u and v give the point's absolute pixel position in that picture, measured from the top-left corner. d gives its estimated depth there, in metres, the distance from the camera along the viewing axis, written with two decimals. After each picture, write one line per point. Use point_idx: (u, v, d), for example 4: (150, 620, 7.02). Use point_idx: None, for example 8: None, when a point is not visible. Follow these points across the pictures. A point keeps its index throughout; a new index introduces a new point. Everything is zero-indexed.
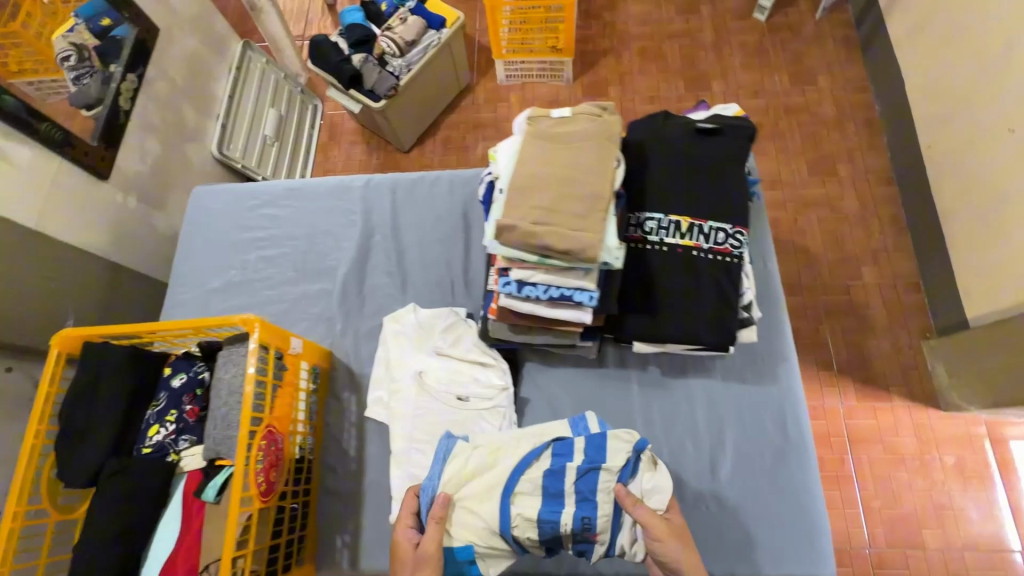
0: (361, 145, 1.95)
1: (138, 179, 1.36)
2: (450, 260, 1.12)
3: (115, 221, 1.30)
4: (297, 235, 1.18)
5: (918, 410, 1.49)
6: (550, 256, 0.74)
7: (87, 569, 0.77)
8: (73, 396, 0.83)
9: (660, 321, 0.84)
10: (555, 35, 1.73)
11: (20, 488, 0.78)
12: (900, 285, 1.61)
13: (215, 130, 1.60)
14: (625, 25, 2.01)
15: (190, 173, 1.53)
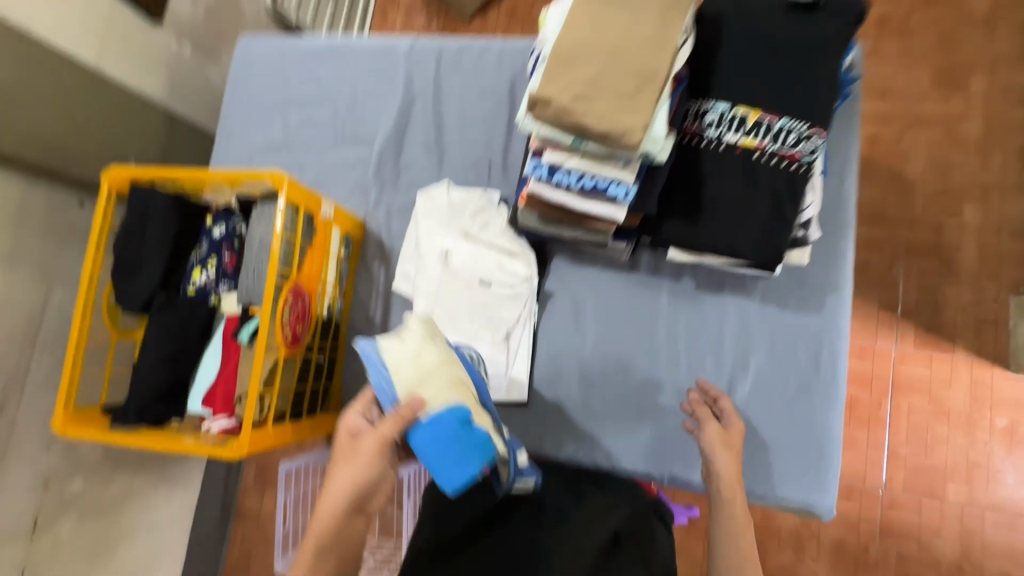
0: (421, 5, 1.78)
1: (191, 25, 1.33)
2: (490, 140, 1.06)
3: (170, 67, 1.30)
4: (339, 98, 1.14)
5: (981, 366, 1.31)
6: (587, 139, 0.66)
7: (141, 383, 0.88)
8: (124, 232, 0.89)
9: (700, 228, 0.77)
10: None
11: (84, 307, 0.86)
12: (1004, 231, 1.35)
13: None
14: None
15: (241, 23, 1.47)
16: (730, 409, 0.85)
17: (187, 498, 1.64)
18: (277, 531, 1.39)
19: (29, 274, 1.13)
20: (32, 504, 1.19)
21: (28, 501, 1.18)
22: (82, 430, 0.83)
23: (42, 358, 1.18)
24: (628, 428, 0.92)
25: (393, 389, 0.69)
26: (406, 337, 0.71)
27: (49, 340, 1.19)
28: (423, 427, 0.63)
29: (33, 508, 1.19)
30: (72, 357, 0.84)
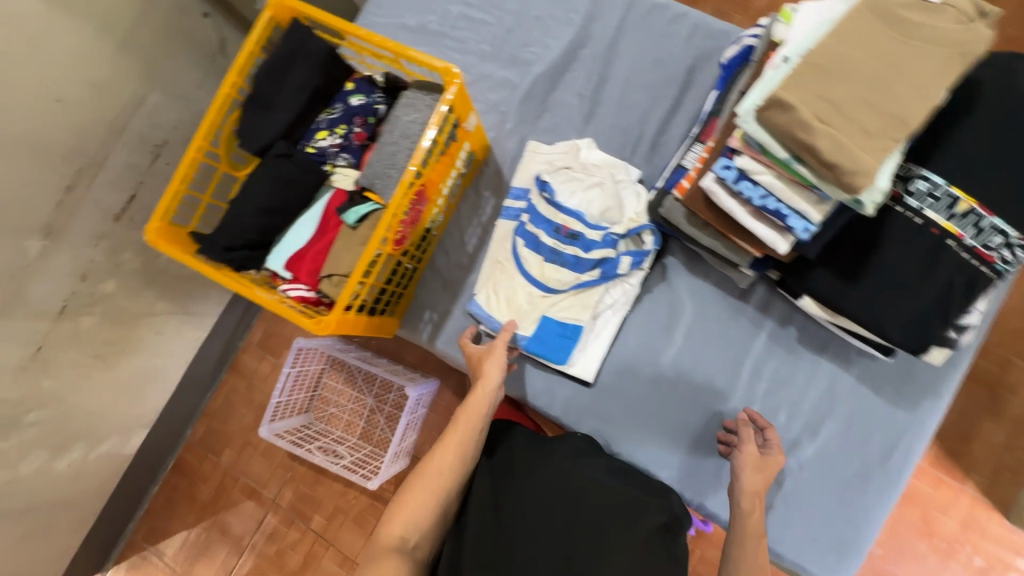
0: None
1: None
2: (648, 114, 0.99)
3: None
4: (508, 9, 1.06)
5: (983, 506, 1.19)
6: (802, 161, 0.62)
7: (236, 223, 0.86)
8: (268, 66, 0.84)
9: (852, 290, 0.73)
10: None
11: (208, 128, 0.82)
12: None
13: None
14: None
15: None
16: (776, 441, 0.84)
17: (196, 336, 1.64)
18: (274, 397, 1.47)
19: (136, 67, 1.11)
20: (66, 289, 1.20)
21: (63, 285, 1.18)
22: (172, 250, 0.80)
23: (121, 153, 1.16)
24: (676, 442, 0.92)
25: (503, 324, 0.93)
26: (496, 286, 0.95)
27: (134, 138, 1.18)
28: (533, 340, 0.92)
29: (65, 294, 1.20)
30: (184, 173, 0.81)
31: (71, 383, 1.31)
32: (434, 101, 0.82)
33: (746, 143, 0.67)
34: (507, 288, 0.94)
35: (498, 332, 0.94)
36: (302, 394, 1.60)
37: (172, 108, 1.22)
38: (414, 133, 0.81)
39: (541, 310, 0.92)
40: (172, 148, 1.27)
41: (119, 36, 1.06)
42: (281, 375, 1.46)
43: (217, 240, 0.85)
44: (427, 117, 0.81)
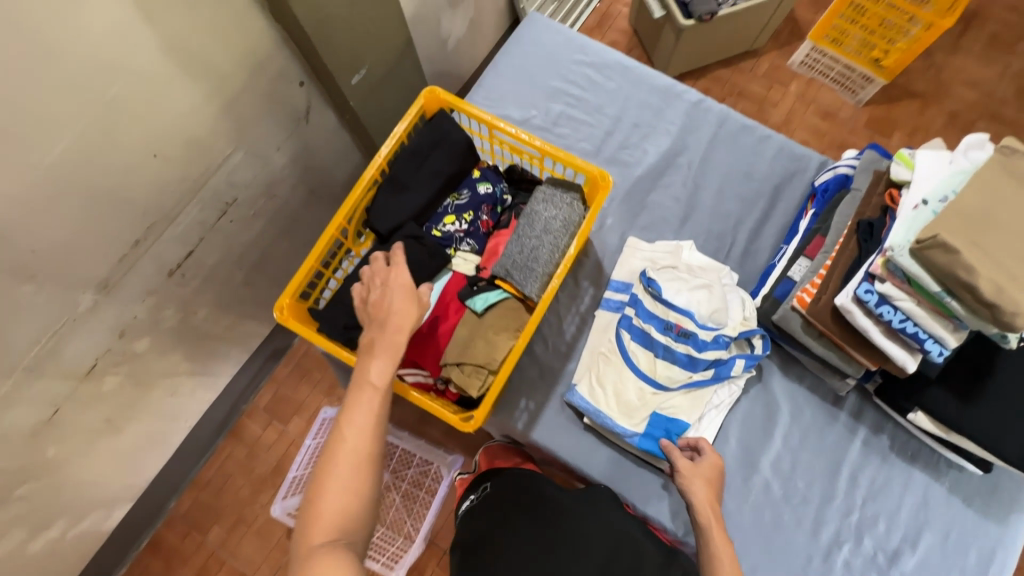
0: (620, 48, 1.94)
1: None
2: (741, 222, 1.07)
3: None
4: (609, 114, 1.13)
5: None
6: (954, 296, 0.68)
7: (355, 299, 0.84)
8: (411, 152, 0.87)
9: (970, 411, 0.78)
10: (886, 50, 1.65)
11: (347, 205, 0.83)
12: None
13: None
14: (950, 80, 1.78)
15: None
16: (707, 448, 0.87)
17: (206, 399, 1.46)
18: (292, 470, 1.37)
19: (230, 126, 1.09)
20: (100, 346, 1.08)
21: (99, 342, 1.06)
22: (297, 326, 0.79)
23: (193, 209, 1.10)
24: (783, 552, 0.90)
25: (615, 420, 0.92)
26: (604, 381, 0.94)
27: (208, 195, 1.12)
28: (645, 437, 0.91)
29: (99, 351, 1.08)
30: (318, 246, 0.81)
31: (77, 450, 1.15)
32: (574, 201, 0.87)
33: (890, 272, 0.73)
34: (616, 382, 0.94)
35: (608, 429, 0.92)
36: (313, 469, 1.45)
37: (250, 167, 1.18)
38: (556, 229, 0.84)
39: (651, 407, 0.92)
40: (239, 206, 1.21)
41: (225, 97, 1.04)
42: (302, 449, 1.39)
43: (339, 319, 0.83)
44: (569, 216, 0.85)
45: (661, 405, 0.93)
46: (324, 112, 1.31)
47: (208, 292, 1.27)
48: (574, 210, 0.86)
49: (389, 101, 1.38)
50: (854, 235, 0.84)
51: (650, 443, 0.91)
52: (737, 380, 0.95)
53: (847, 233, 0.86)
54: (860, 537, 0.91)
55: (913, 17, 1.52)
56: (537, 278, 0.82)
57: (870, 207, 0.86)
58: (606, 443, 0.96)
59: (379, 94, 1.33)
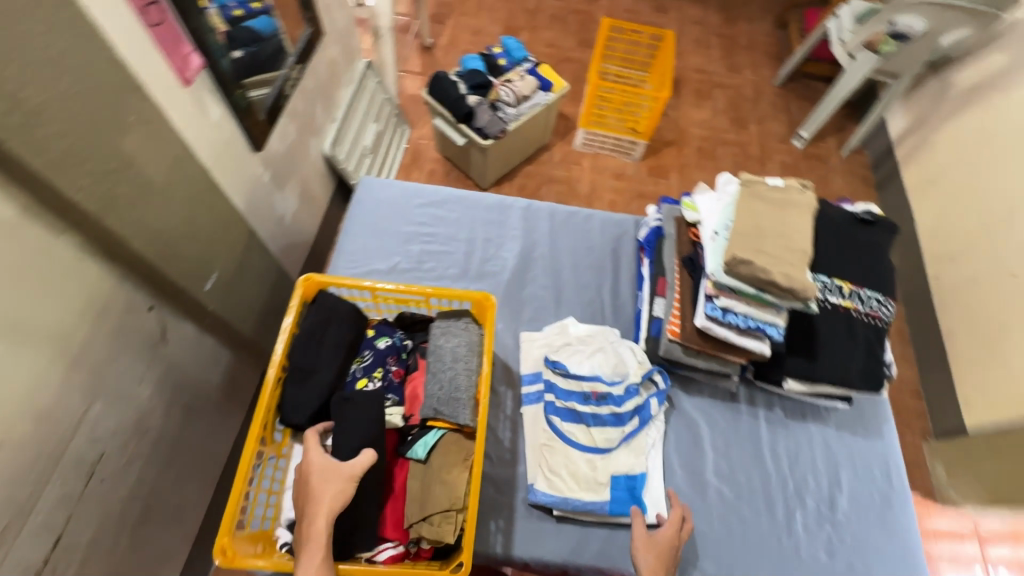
0: (440, 174, 2.20)
1: (274, 158, 1.47)
2: (601, 286, 1.26)
3: (251, 191, 1.39)
4: (461, 238, 1.29)
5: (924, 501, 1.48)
6: (766, 291, 0.91)
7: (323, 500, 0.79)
8: (306, 337, 0.89)
9: (817, 364, 1.00)
10: (635, 121, 2.09)
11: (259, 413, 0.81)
12: (904, 388, 1.74)
13: (332, 130, 1.77)
14: (687, 127, 2.33)
15: (305, 161, 1.65)
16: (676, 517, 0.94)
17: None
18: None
19: (82, 382, 1.00)
20: None
21: None
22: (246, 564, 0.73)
23: (56, 485, 0.96)
24: (760, 545, 1.00)
25: (582, 500, 0.97)
26: (558, 469, 1.00)
27: (71, 463, 1.00)
28: (612, 502, 0.98)
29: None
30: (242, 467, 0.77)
31: None
32: (468, 323, 0.96)
33: (720, 289, 0.95)
34: (567, 464, 1.00)
35: (579, 510, 0.97)
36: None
37: (112, 416, 1.08)
38: (464, 354, 0.92)
39: (605, 471, 1.00)
40: (107, 461, 1.08)
41: (71, 355, 0.96)
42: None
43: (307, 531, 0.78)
44: (469, 337, 0.94)
45: (611, 467, 1.01)
46: (180, 326, 1.24)
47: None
48: (471, 331, 0.95)
49: (248, 290, 1.38)
50: (683, 269, 1.07)
51: (616, 505, 0.97)
52: (658, 417, 1.08)
53: (679, 270, 1.08)
54: (804, 500, 1.06)
55: (640, 94, 2.05)
56: (466, 404, 0.88)
57: (684, 245, 1.11)
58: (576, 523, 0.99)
59: (236, 289, 1.32)
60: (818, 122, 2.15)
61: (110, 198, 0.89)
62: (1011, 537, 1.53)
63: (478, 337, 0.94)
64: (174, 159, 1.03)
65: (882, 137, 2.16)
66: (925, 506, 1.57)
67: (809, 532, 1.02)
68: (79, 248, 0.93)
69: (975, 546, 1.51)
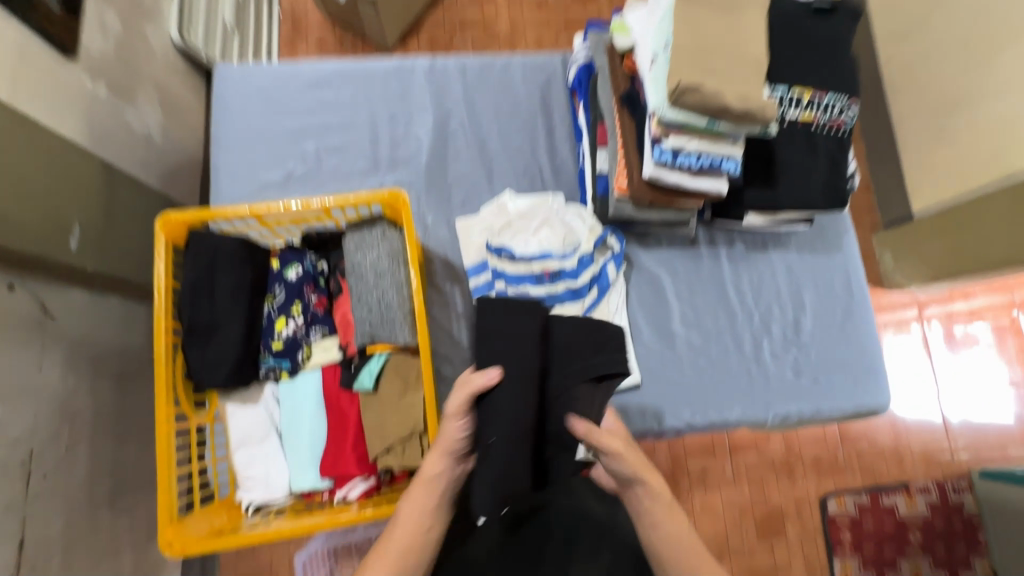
0: (329, 42, 1.81)
1: (104, 63, 1.11)
2: (536, 149, 1.10)
3: (89, 111, 1.07)
4: (361, 123, 1.07)
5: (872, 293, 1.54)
6: (719, 119, 0.77)
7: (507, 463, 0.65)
8: (190, 292, 0.75)
9: (776, 192, 0.91)
10: None
11: (162, 390, 0.72)
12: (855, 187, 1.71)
13: (172, 9, 1.32)
14: None
15: (154, 61, 1.27)
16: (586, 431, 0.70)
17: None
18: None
19: None
20: None
21: None
22: (207, 545, 0.68)
23: None
24: (730, 380, 1.02)
25: None
26: None
27: None
28: None
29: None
30: (162, 452, 0.69)
31: None
32: (385, 228, 0.81)
33: (667, 128, 0.80)
34: None
35: None
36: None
37: (24, 412, 0.91)
38: (387, 268, 0.78)
39: None
40: (42, 456, 0.94)
41: None
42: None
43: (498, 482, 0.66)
44: (391, 245, 0.80)
45: None
46: (66, 296, 1.03)
47: (80, 558, 1.01)
48: (391, 237, 0.80)
49: (134, 236, 1.15)
50: (623, 110, 0.91)
51: None
52: (617, 282, 1.01)
53: (618, 111, 0.92)
54: (769, 327, 1.05)
55: None
56: (403, 324, 0.78)
57: (620, 79, 0.92)
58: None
59: (115, 239, 1.09)
60: None
61: None
62: (946, 297, 1.63)
63: (400, 243, 0.80)
64: None
65: None
66: (873, 293, 1.63)
67: (776, 356, 1.04)
68: None
69: (914, 310, 1.63)
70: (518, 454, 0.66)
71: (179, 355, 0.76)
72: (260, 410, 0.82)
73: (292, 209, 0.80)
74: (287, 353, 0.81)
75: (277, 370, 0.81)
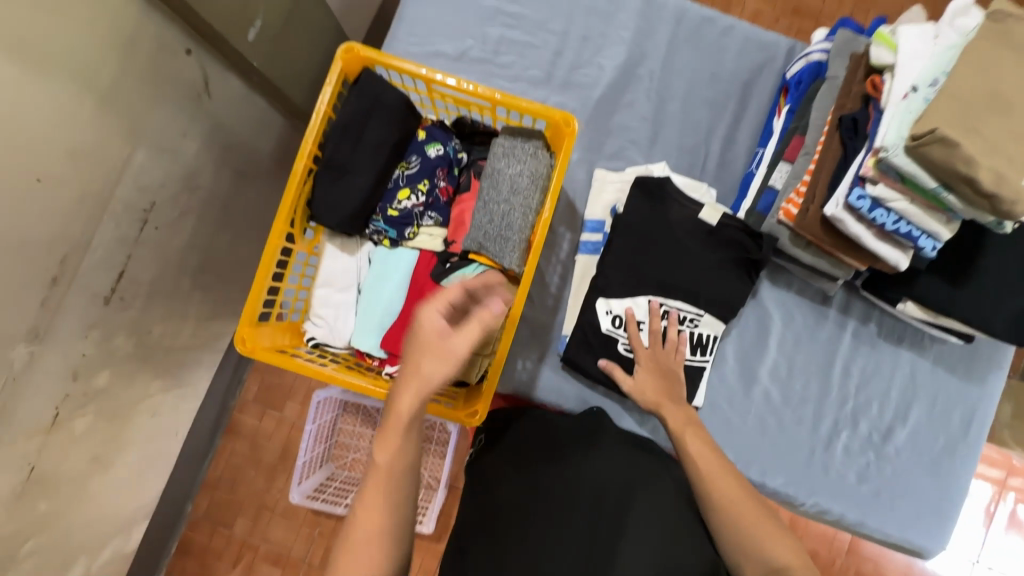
0: None
1: None
2: (713, 131, 0.99)
3: None
4: (554, 29, 1.00)
5: None
6: (951, 191, 0.65)
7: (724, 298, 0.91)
8: (341, 128, 0.75)
9: (957, 295, 0.78)
10: None
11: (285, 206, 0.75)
12: None
13: None
14: None
15: None
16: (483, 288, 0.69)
17: (191, 407, 1.39)
18: (299, 458, 1.30)
19: (120, 124, 0.89)
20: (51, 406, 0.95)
21: (52, 393, 0.94)
22: (270, 356, 0.73)
23: (108, 227, 0.93)
24: (789, 452, 0.95)
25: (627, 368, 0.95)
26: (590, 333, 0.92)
27: (120, 209, 0.94)
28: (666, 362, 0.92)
29: (57, 400, 0.96)
30: (265, 259, 0.73)
31: (70, 496, 1.08)
32: (539, 146, 0.78)
33: (882, 173, 0.69)
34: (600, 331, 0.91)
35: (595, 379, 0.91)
36: (320, 447, 1.39)
37: (158, 166, 0.99)
38: (524, 186, 0.76)
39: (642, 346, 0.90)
40: (160, 210, 1.03)
41: (101, 91, 0.85)
42: (303, 435, 1.31)
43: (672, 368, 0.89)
44: (538, 165, 0.77)
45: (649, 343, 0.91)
46: (226, 80, 1.08)
47: (156, 306, 1.13)
48: (541, 158, 0.78)
49: (300, 51, 1.16)
50: (837, 133, 0.79)
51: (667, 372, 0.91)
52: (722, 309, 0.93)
53: (827, 131, 0.80)
54: (856, 421, 0.96)
55: None
56: (515, 248, 0.76)
57: (852, 97, 0.79)
58: (589, 388, 0.95)
59: (285, 46, 1.11)
60: None
61: None
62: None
63: (547, 168, 0.77)
64: None
65: None
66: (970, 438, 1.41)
67: (848, 452, 0.95)
68: None
69: (1000, 473, 1.37)
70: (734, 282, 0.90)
71: (309, 180, 0.78)
72: (353, 262, 0.85)
73: (463, 89, 0.77)
74: (398, 224, 0.81)
75: (382, 235, 0.82)
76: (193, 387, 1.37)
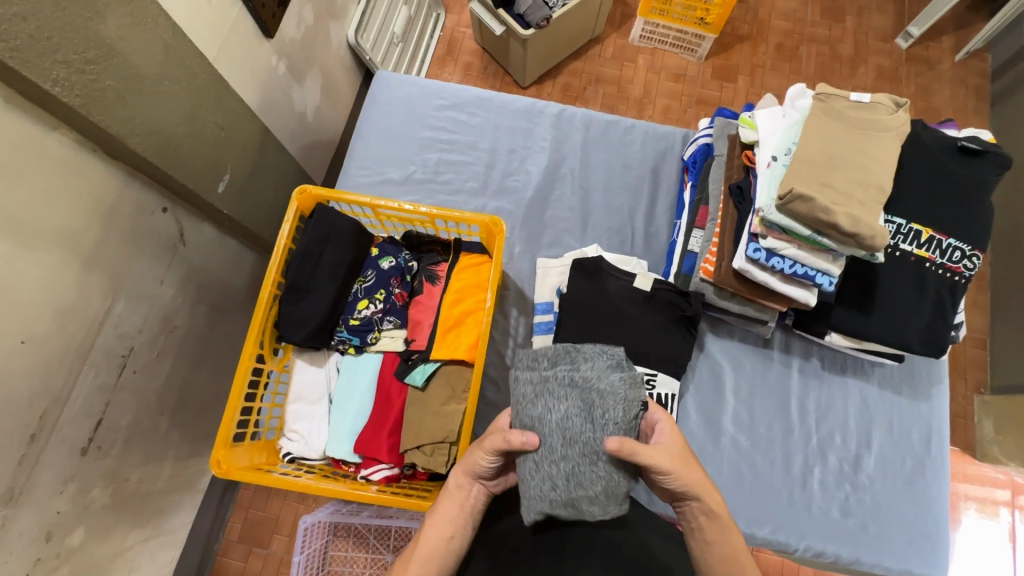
0: (476, 67, 1.85)
1: (291, 47, 1.29)
2: (634, 211, 1.13)
3: (267, 85, 1.24)
4: (483, 147, 1.16)
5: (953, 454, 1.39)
6: (824, 234, 0.77)
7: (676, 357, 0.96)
8: (301, 255, 0.85)
9: (869, 320, 0.87)
10: (708, 9, 1.60)
11: (254, 331, 0.82)
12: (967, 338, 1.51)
13: (355, 15, 1.49)
14: (767, 16, 1.87)
15: (327, 53, 1.44)
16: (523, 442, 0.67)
17: (170, 557, 1.33)
18: None
19: (101, 281, 0.98)
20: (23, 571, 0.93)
21: (26, 556, 0.92)
22: (245, 474, 0.77)
23: (87, 377, 0.98)
24: (769, 497, 0.96)
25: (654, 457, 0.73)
26: None
27: (100, 357, 1.00)
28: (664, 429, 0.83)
29: (28, 565, 0.93)
30: (236, 382, 0.79)
31: None
32: (620, 381, 0.66)
33: (768, 228, 0.81)
34: None
35: None
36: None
37: (137, 313, 1.06)
38: (574, 434, 0.65)
39: None
40: (138, 353, 1.08)
41: (84, 255, 0.94)
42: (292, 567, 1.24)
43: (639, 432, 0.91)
44: (615, 404, 0.65)
45: None
46: (198, 228, 1.20)
47: (134, 451, 1.14)
48: (624, 394, 0.66)
49: (267, 194, 1.31)
50: (730, 199, 0.92)
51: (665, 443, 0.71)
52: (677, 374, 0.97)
53: (724, 198, 0.94)
54: (825, 455, 0.99)
55: None
56: (596, 505, 0.65)
57: (735, 169, 0.94)
58: None
59: (253, 192, 1.25)
60: (934, 16, 1.69)
61: (95, 93, 0.82)
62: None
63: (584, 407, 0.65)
64: (165, 48, 0.92)
65: (1013, 36, 1.71)
66: (959, 458, 1.42)
67: (825, 487, 0.97)
68: (74, 141, 0.88)
69: (1007, 493, 1.37)
70: (679, 340, 0.96)
71: (275, 304, 0.86)
72: (322, 373, 0.91)
73: (404, 209, 0.90)
74: (360, 331, 0.88)
75: (347, 344, 0.89)
76: (173, 532, 1.32)
